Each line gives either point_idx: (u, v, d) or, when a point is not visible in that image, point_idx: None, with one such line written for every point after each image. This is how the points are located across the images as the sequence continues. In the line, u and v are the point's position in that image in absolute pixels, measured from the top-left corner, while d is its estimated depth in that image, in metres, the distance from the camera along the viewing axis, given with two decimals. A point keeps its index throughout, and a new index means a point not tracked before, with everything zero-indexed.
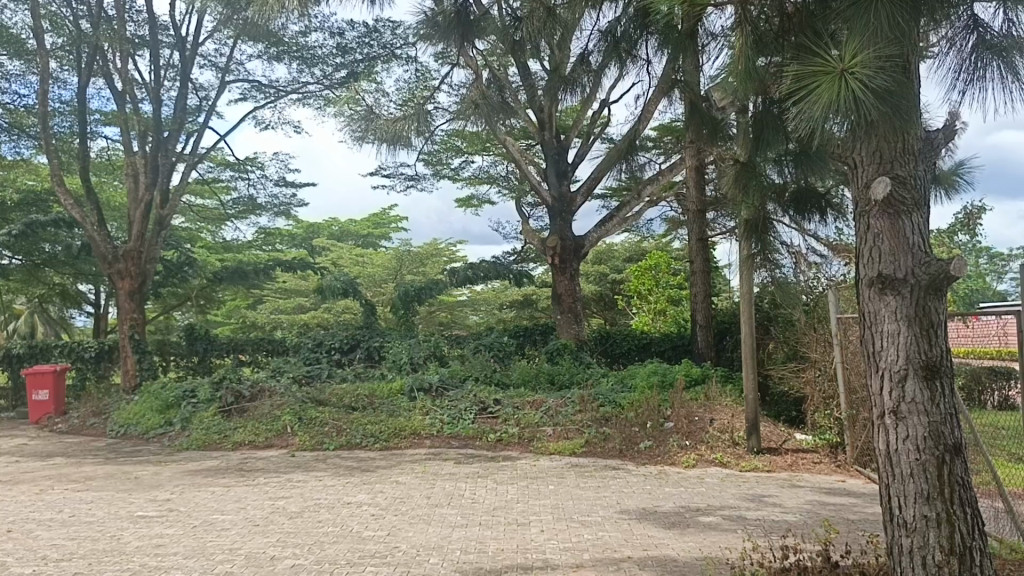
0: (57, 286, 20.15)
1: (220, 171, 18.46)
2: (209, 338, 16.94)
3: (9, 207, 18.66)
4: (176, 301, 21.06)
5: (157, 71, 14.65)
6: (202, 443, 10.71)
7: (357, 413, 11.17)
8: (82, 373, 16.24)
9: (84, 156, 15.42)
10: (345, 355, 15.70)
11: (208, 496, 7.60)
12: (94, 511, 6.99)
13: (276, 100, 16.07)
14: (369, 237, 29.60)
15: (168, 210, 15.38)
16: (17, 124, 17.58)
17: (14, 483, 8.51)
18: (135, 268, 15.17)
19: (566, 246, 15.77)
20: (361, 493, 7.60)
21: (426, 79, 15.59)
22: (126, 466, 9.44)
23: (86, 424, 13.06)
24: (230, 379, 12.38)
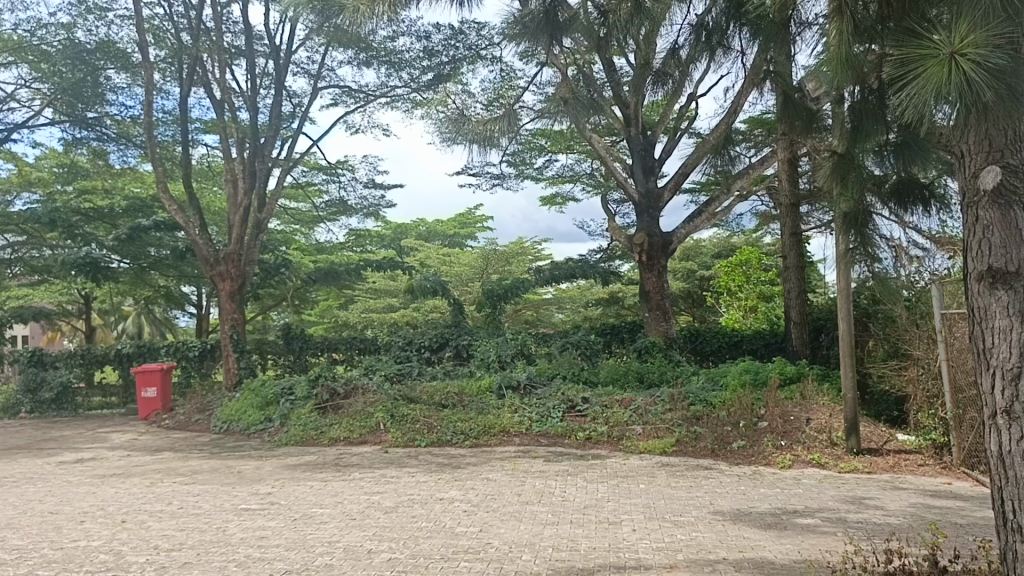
0: (162, 287, 21.12)
1: (313, 175, 18.99)
2: (305, 337, 17.46)
3: (118, 213, 19.63)
4: (272, 300, 21.81)
5: (253, 79, 15.15)
6: (300, 439, 11.06)
7: (447, 410, 11.32)
8: (187, 371, 17.04)
9: (186, 164, 16.06)
10: (435, 353, 15.95)
11: (306, 490, 7.84)
12: (201, 504, 7.30)
13: (366, 105, 16.40)
14: (455, 237, 30.00)
15: (265, 213, 15.89)
16: (124, 134, 18.52)
17: (128, 475, 8.98)
18: (235, 270, 15.70)
19: (653, 242, 15.47)
20: (452, 489, 7.70)
21: (512, 79, 15.65)
22: (230, 460, 9.84)
23: (192, 420, 13.66)
24: (325, 376, 12.75)
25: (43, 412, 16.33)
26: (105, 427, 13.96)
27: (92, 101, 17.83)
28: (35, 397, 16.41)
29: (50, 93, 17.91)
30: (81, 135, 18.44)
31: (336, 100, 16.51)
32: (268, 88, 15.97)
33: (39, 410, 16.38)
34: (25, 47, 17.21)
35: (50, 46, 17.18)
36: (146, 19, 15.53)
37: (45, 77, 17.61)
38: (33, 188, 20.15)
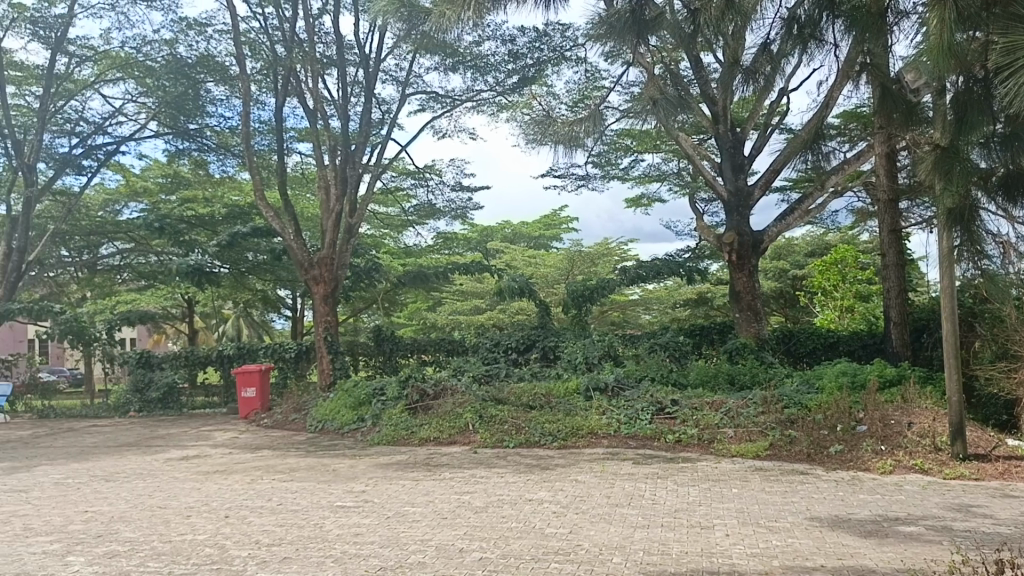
0: (260, 291, 21.86)
1: (401, 180, 19.34)
2: (395, 338, 17.80)
3: (219, 220, 20.26)
4: (364, 302, 22.34)
5: (344, 88, 15.55)
6: (391, 438, 11.30)
7: (535, 411, 11.36)
8: (283, 372, 17.58)
9: (282, 171, 16.58)
10: (522, 355, 16.03)
11: (399, 488, 7.99)
12: (299, 500, 7.54)
13: (453, 110, 16.61)
14: (541, 239, 30.13)
15: (357, 218, 16.23)
16: (223, 144, 19.31)
17: (230, 472, 9.34)
18: (329, 274, 16.13)
19: (744, 241, 15.13)
20: (542, 490, 7.73)
21: (597, 79, 15.57)
22: (326, 458, 10.13)
23: (288, 419, 14.11)
24: (416, 376, 12.95)
25: (150, 411, 17.19)
26: (207, 426, 14.56)
27: (193, 114, 18.67)
28: (143, 397, 17.30)
29: (154, 107, 18.83)
30: (184, 146, 19.33)
31: (423, 106, 16.79)
32: (358, 96, 16.37)
33: (147, 409, 17.24)
34: (131, 63, 18.12)
35: (155, 62, 18.06)
36: (242, 32, 16.16)
37: (149, 92, 18.54)
38: (139, 198, 21.20)
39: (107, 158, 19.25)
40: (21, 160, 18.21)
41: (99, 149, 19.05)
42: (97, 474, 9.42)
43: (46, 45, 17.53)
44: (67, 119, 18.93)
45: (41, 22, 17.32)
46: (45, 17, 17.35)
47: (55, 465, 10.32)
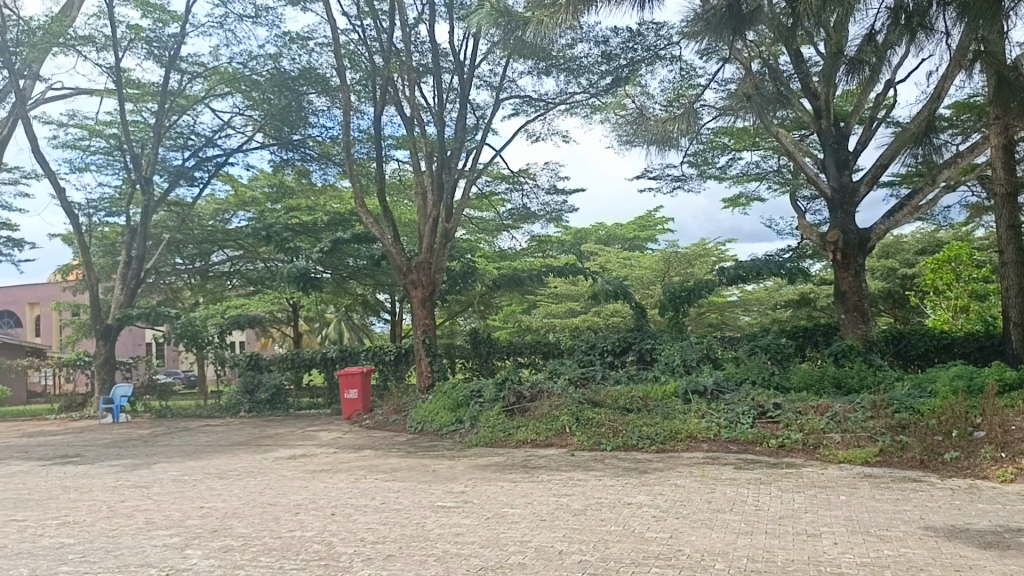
0: (360, 296, 22.42)
1: (496, 185, 19.50)
2: (492, 341, 17.99)
3: (322, 227, 20.69)
4: (460, 306, 22.66)
5: (440, 95, 15.80)
6: (489, 440, 11.41)
7: (633, 414, 11.26)
8: (384, 374, 17.98)
9: (381, 178, 16.94)
10: (619, 357, 15.92)
11: (498, 490, 8.06)
12: (401, 500, 7.70)
13: (547, 113, 16.65)
14: (636, 240, 29.92)
15: (454, 223, 16.43)
16: (325, 154, 20.02)
17: (335, 471, 9.63)
18: (427, 278, 16.41)
19: (849, 240, 14.59)
20: (641, 494, 7.66)
21: (692, 77, 15.34)
22: (426, 459, 10.31)
23: (389, 420, 14.44)
24: (512, 379, 13.00)
25: (259, 412, 17.93)
26: (313, 426, 15.06)
27: (296, 125, 19.37)
28: (253, 398, 18.07)
29: (260, 119, 19.66)
30: (288, 156, 20.13)
31: (517, 110, 16.86)
32: (453, 102, 16.62)
33: (256, 410, 17.99)
34: (239, 78, 18.94)
35: (260, 76, 18.82)
36: (342, 45, 16.67)
37: (256, 105, 19.35)
38: (247, 207, 22.13)
39: (217, 169, 20.16)
40: (139, 173, 19.31)
41: (209, 160, 19.98)
42: (211, 472, 9.88)
43: (161, 64, 18.52)
44: (180, 133, 19.94)
45: (157, 42, 18.32)
46: (160, 37, 18.34)
47: (173, 462, 10.87)
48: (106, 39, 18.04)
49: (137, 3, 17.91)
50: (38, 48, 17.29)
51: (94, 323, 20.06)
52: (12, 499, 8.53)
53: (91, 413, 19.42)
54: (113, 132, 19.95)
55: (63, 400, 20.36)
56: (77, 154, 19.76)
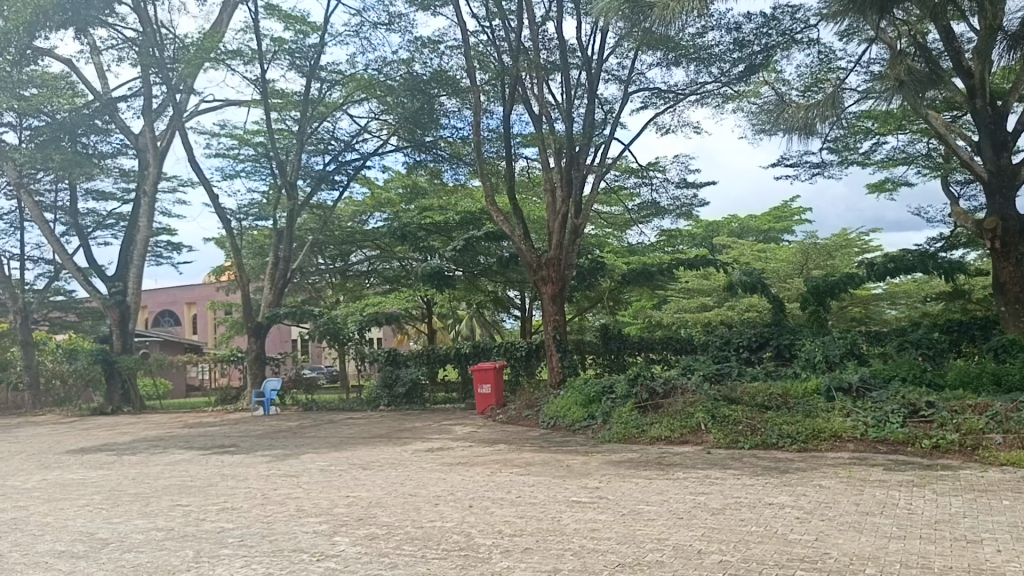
0: (491, 293, 22.74)
1: (625, 179, 19.35)
2: (622, 337, 17.88)
3: (453, 226, 21.04)
4: (589, 302, 22.60)
5: (568, 91, 15.80)
6: (622, 437, 11.37)
7: (771, 412, 10.91)
8: (515, 370, 18.11)
9: (510, 176, 17.06)
10: (755, 353, 15.53)
11: (633, 487, 8.01)
12: (536, 494, 7.78)
13: (676, 104, 16.35)
14: (771, 232, 28.92)
15: (583, 218, 16.38)
16: (456, 154, 20.50)
17: (471, 464, 9.83)
18: (556, 274, 16.46)
19: (1009, 226, 13.75)
20: (783, 494, 7.41)
21: (831, 61, 14.66)
22: (559, 454, 10.37)
23: (522, 415, 14.61)
24: (645, 375, 12.84)
25: (397, 406, 18.63)
26: (448, 420, 15.42)
27: (428, 127, 19.93)
28: (391, 392, 18.82)
29: (394, 123, 20.32)
30: (421, 158, 20.81)
31: (646, 103, 16.66)
32: (581, 98, 16.59)
33: (395, 404, 18.74)
34: (374, 84, 19.57)
35: (393, 81, 19.41)
36: (472, 46, 16.96)
37: (390, 109, 19.97)
38: (383, 208, 22.93)
39: (355, 173, 20.96)
40: (284, 178, 20.33)
41: (348, 164, 20.80)
42: (355, 462, 10.30)
43: (302, 74, 19.46)
44: (321, 139, 20.85)
45: (298, 53, 19.21)
46: (302, 48, 19.22)
47: (319, 453, 11.41)
48: (252, 53, 19.08)
49: (280, 17, 18.85)
50: (192, 64, 18.49)
51: (246, 321, 21.26)
52: (177, 485, 9.19)
53: (244, 406, 20.64)
54: (260, 140, 21.11)
55: (218, 394, 21.78)
56: (228, 162, 21.03)
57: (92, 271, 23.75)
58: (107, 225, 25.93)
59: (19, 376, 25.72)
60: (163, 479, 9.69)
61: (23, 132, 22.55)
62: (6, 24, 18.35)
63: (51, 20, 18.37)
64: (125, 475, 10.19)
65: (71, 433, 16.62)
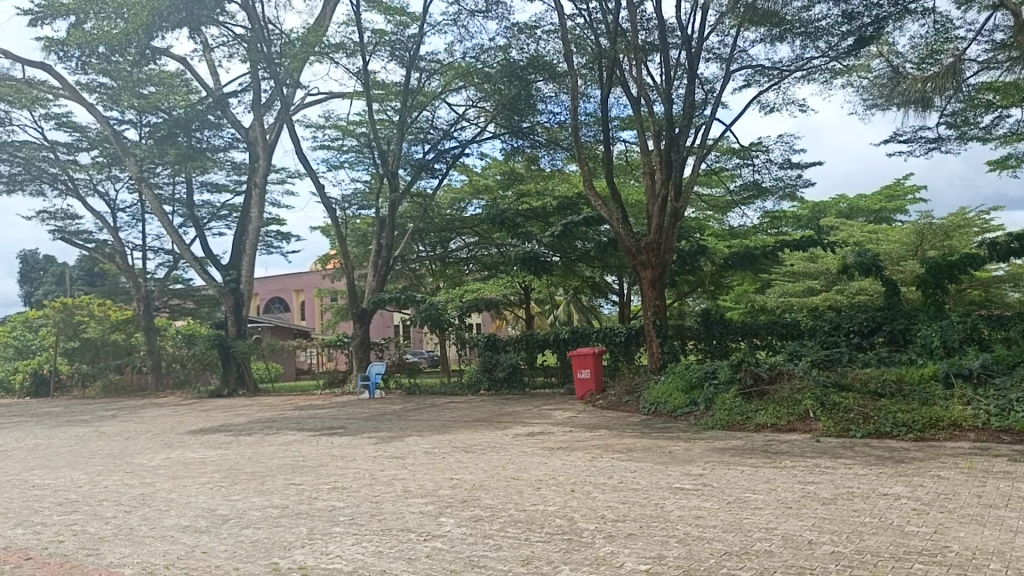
0: (589, 278, 22.64)
1: (726, 159, 18.88)
2: (725, 322, 17.53)
3: (550, 211, 21.02)
4: (689, 286, 22.22)
5: (667, 72, 15.51)
6: (727, 423, 11.19)
7: (885, 400, 10.51)
8: (614, 356, 17.99)
9: (608, 160, 16.90)
10: (866, 338, 14.96)
11: (738, 474, 7.86)
12: (638, 479, 7.75)
13: (781, 82, 15.85)
14: (883, 212, 27.70)
15: (683, 201, 16.09)
16: (553, 139, 20.53)
17: (572, 449, 9.86)
18: (656, 259, 16.24)
19: None
20: (898, 485, 7.13)
21: (948, 30, 13.89)
22: (661, 440, 10.29)
23: (622, 401, 14.54)
24: (749, 360, 12.58)
25: (498, 390, 18.88)
26: (548, 405, 15.51)
27: (525, 113, 20.02)
28: (491, 376, 19.07)
29: (492, 110, 20.44)
30: (518, 144, 20.87)
31: (748, 82, 16.21)
32: (681, 78, 16.28)
33: (495, 388, 18.99)
34: (472, 72, 19.69)
35: (490, 68, 19.45)
36: (569, 30, 16.84)
37: (487, 96, 20.09)
38: (481, 195, 23.13)
39: (454, 161, 21.21)
40: (386, 168, 20.75)
41: (447, 152, 21.06)
42: (458, 445, 10.49)
43: (402, 64, 19.78)
44: (421, 128, 21.19)
45: (398, 44, 19.54)
46: (402, 39, 19.55)
47: (423, 435, 11.68)
48: (355, 45, 19.51)
49: (381, 9, 19.19)
50: (297, 58, 19.07)
51: (351, 307, 21.87)
52: (290, 465, 9.57)
53: (350, 389, 21.31)
54: (362, 131, 21.63)
55: (326, 377, 22.59)
56: (333, 153, 21.65)
57: (208, 260, 24.91)
58: (221, 216, 27.14)
59: (143, 360, 27.31)
60: (277, 459, 10.11)
61: (143, 129, 23.79)
62: (126, 26, 19.32)
63: (167, 20, 19.21)
64: (241, 454, 10.67)
65: (191, 414, 17.55)
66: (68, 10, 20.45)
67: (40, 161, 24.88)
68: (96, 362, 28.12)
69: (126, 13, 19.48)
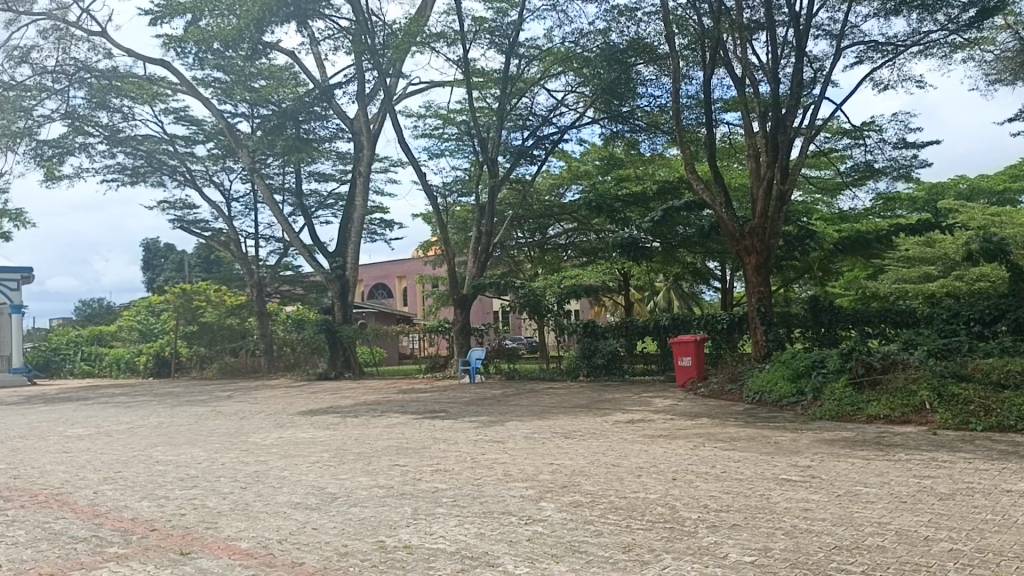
0: (690, 264, 22.23)
1: (836, 140, 18.17)
2: (834, 309, 16.92)
3: (650, 196, 20.70)
4: (796, 271, 21.53)
5: (774, 50, 15.01)
6: (836, 414, 10.82)
7: (1009, 392, 9.94)
8: (717, 343, 17.61)
9: (712, 143, 16.50)
10: (988, 327, 14.17)
11: (848, 467, 7.59)
12: (743, 469, 7.58)
13: (896, 57, 15.11)
14: (1007, 193, 26.08)
15: (790, 184, 15.58)
16: (653, 123, 20.38)
17: (673, 437, 9.72)
18: (761, 244, 15.80)
19: None
20: (1023, 481, 6.73)
21: None
22: (766, 430, 10.02)
23: (725, 389, 14.26)
24: (860, 349, 12.14)
25: (597, 376, 18.84)
26: (649, 392, 15.34)
27: (625, 97, 19.86)
28: (591, 362, 19.01)
29: (591, 95, 20.29)
30: (618, 129, 20.76)
31: (861, 58, 15.53)
32: (788, 56, 15.73)
33: (594, 374, 18.96)
34: (571, 57, 19.51)
35: (590, 51, 19.25)
36: (672, 11, 16.49)
37: (586, 80, 19.94)
38: (580, 181, 23.06)
39: (553, 147, 21.18)
40: (486, 155, 20.91)
41: (546, 138, 21.05)
42: (558, 431, 10.52)
43: (502, 51, 19.86)
44: (520, 114, 21.24)
45: (498, 31, 19.62)
46: (502, 26, 19.61)
47: (523, 420, 11.76)
48: (455, 34, 19.69)
49: None
50: (400, 49, 19.40)
51: (452, 293, 22.17)
52: (394, 447, 9.82)
53: (451, 374, 21.75)
54: (463, 118, 21.86)
55: (428, 360, 23.18)
56: (434, 141, 21.98)
57: (316, 248, 25.74)
58: (327, 204, 27.98)
59: (256, 344, 28.53)
60: (381, 441, 10.39)
61: (254, 121, 24.73)
62: (239, 22, 20.10)
63: (277, 14, 19.85)
64: (348, 435, 11.02)
65: (300, 396, 18.21)
66: (186, 9, 21.45)
67: (161, 154, 26.20)
68: (213, 345, 29.52)
69: (238, 9, 20.27)
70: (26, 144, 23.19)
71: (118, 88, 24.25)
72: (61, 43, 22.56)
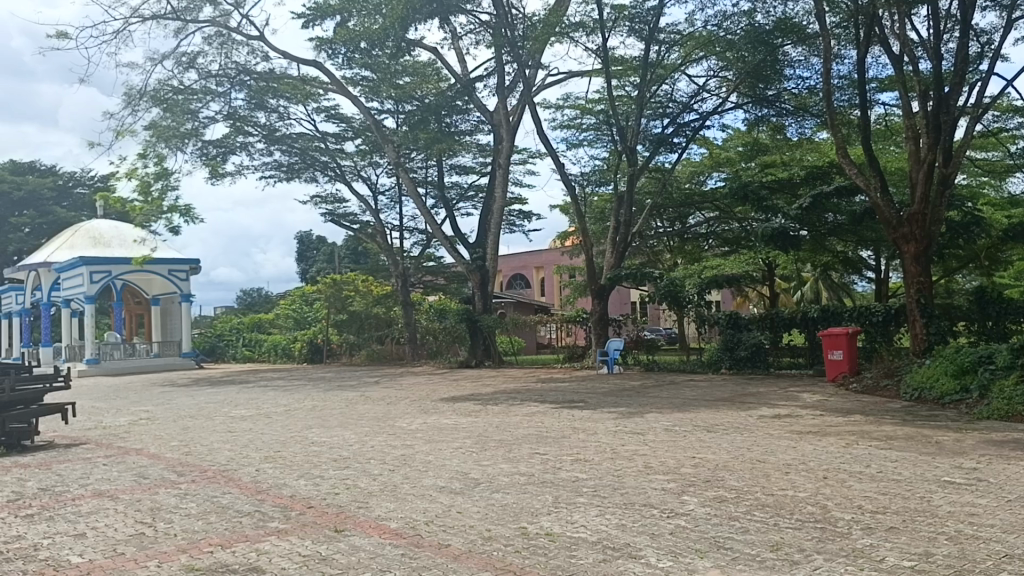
0: (841, 253, 21.23)
1: (1007, 119, 16.79)
2: (1004, 301, 15.73)
3: (797, 183, 19.91)
4: (960, 260, 20.12)
5: (936, 25, 14.04)
6: (1006, 413, 10.06)
7: None
8: (872, 337, 16.72)
9: (866, 126, 15.63)
10: None
11: (1020, 470, 7.04)
12: (901, 470, 7.17)
13: None
14: None
15: (953, 167, 14.56)
16: (801, 106, 19.70)
17: (823, 434, 9.31)
18: (921, 231, 14.84)
19: None
20: None
21: None
22: (926, 429, 9.43)
23: (879, 385, 13.57)
24: None
25: (740, 368, 18.33)
26: (795, 386, 14.77)
27: (771, 80, 19.19)
28: (733, 355, 18.50)
29: (735, 79, 19.70)
30: (762, 113, 20.17)
31: None
32: (952, 30, 14.67)
33: (737, 366, 18.44)
34: (713, 41, 19.01)
35: (734, 34, 18.66)
36: None
37: (729, 64, 19.36)
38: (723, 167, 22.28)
39: (694, 133, 20.72)
40: (624, 144, 20.73)
41: (687, 125, 20.62)
42: (700, 424, 10.31)
43: (641, 38, 19.58)
44: (660, 102, 20.92)
45: (638, 18, 19.34)
46: (642, 12, 19.31)
47: (663, 412, 11.59)
48: (594, 23, 19.59)
49: None
50: (539, 40, 19.47)
51: (591, 283, 22.11)
52: (534, 435, 9.92)
53: (590, 364, 21.82)
54: (602, 108, 21.75)
55: (567, 351, 23.35)
56: (572, 132, 21.97)
57: (457, 239, 26.34)
58: (469, 196, 28.56)
59: (400, 332, 29.58)
60: (522, 429, 10.51)
61: (399, 116, 25.53)
62: (385, 21, 20.80)
63: (421, 12, 20.38)
64: (489, 423, 11.23)
65: (442, 383, 18.74)
66: (335, 11, 22.41)
67: (313, 150, 27.53)
68: (360, 333, 30.81)
69: (385, 9, 20.99)
70: (194, 144, 24.91)
71: (275, 89, 25.65)
72: (223, 48, 24.05)
